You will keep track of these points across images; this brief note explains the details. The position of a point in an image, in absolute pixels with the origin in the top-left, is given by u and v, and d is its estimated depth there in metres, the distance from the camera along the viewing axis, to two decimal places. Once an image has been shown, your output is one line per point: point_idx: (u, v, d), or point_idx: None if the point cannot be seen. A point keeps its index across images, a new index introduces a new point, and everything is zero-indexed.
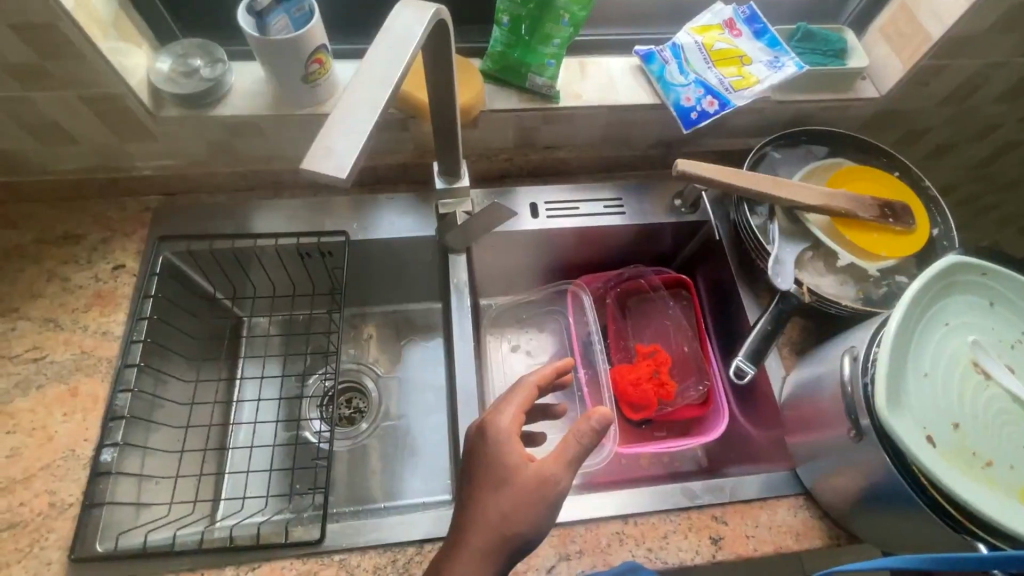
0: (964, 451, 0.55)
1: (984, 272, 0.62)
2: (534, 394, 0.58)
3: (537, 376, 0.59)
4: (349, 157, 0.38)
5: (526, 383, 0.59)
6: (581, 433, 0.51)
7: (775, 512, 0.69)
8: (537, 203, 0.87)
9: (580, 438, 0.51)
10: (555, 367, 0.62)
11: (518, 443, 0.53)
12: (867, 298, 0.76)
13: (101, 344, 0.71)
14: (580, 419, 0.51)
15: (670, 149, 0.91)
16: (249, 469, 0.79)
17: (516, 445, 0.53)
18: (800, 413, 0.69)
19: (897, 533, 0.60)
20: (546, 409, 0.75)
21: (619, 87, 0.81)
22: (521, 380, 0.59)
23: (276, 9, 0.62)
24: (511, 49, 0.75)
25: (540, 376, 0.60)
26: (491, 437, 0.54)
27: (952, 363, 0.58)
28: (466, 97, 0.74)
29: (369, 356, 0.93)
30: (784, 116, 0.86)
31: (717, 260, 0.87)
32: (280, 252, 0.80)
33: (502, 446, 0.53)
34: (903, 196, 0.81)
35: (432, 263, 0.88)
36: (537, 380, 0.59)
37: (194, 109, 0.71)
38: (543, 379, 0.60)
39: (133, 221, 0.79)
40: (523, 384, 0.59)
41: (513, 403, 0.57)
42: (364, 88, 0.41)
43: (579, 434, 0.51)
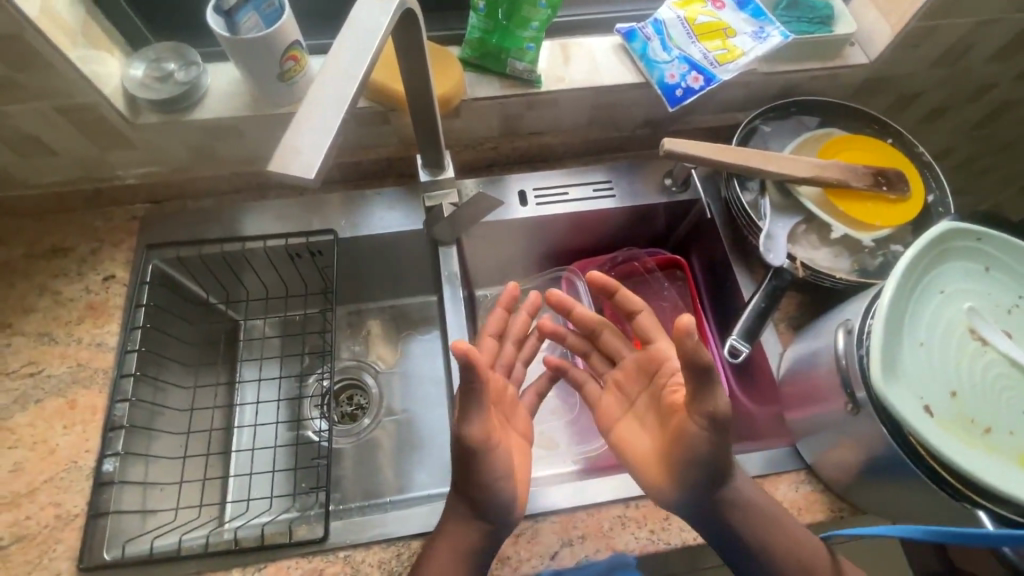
0: (963, 419, 0.54)
1: (978, 237, 0.61)
2: (503, 318, 0.67)
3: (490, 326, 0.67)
4: (315, 155, 0.37)
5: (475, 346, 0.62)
6: (470, 358, 0.47)
7: (776, 488, 0.69)
8: (525, 190, 0.86)
9: (467, 364, 0.47)
10: (516, 289, 0.67)
11: (484, 409, 0.52)
12: (863, 270, 0.75)
13: (97, 355, 0.71)
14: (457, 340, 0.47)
15: (658, 129, 0.90)
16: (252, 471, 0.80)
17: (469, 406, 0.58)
18: (797, 389, 0.68)
19: (899, 504, 0.61)
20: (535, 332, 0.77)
21: (602, 67, 0.79)
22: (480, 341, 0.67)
23: (244, 7, 0.61)
24: (489, 34, 0.74)
25: (503, 302, 0.68)
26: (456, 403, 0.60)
27: (948, 332, 0.58)
28: (445, 87, 0.73)
29: (369, 353, 0.93)
30: (772, 88, 0.84)
31: (711, 238, 0.86)
32: (270, 253, 0.80)
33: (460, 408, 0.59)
34: (898, 163, 0.79)
35: (424, 256, 0.88)
36: (503, 305, 0.67)
37: (173, 115, 0.70)
38: (508, 302, 0.67)
39: (120, 231, 0.79)
40: (489, 318, 0.68)
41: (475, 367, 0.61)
42: (330, 82, 0.40)
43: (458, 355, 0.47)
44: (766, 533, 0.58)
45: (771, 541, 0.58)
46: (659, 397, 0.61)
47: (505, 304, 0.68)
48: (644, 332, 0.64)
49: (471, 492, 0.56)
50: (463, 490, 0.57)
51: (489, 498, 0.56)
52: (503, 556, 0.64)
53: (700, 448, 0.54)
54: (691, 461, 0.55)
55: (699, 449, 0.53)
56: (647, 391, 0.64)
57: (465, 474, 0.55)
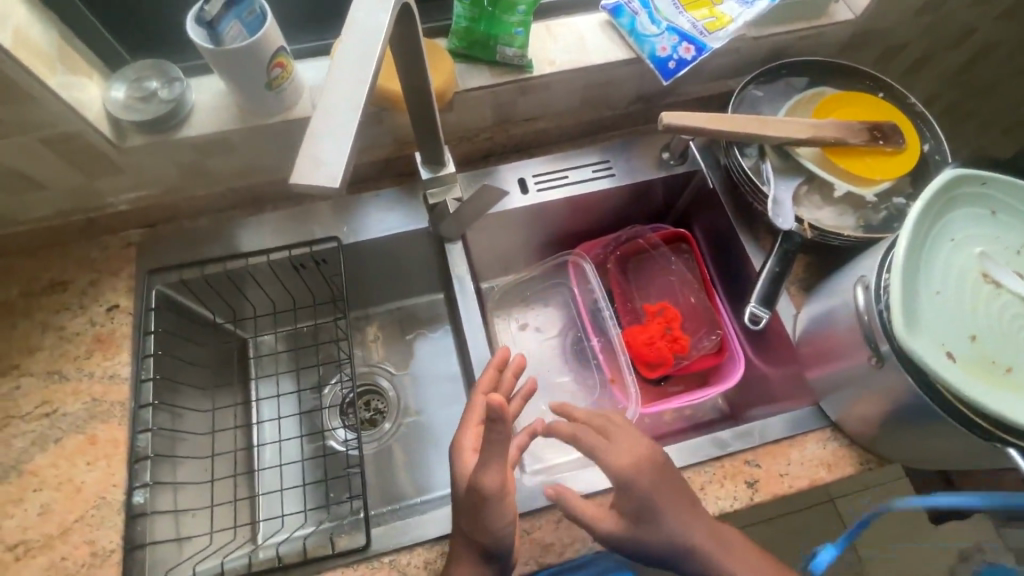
0: (984, 360, 0.55)
1: (983, 181, 0.61)
2: (494, 377, 0.66)
3: (480, 391, 0.66)
4: (338, 163, 0.36)
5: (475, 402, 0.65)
6: (503, 414, 0.42)
7: (804, 447, 0.70)
8: (524, 178, 0.85)
9: (501, 417, 0.43)
10: (510, 351, 0.66)
11: None
12: (868, 225, 0.76)
13: (111, 388, 0.69)
14: (490, 393, 0.42)
15: (651, 103, 0.89)
16: (282, 487, 0.79)
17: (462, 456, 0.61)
18: (816, 347, 0.69)
19: (925, 450, 0.62)
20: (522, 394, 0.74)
21: (592, 45, 0.78)
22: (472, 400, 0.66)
23: (225, 16, 0.59)
24: (476, 23, 0.72)
25: (495, 362, 0.67)
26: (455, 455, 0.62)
27: (962, 278, 0.58)
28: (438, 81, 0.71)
29: (376, 356, 0.93)
30: (762, 51, 0.84)
31: (713, 209, 0.87)
32: (274, 266, 0.78)
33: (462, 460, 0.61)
34: (891, 116, 0.80)
35: (429, 256, 0.87)
36: (494, 365, 0.67)
37: (160, 135, 0.68)
38: (499, 362, 0.67)
39: (118, 260, 0.77)
40: (480, 379, 0.67)
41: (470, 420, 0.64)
42: (341, 87, 0.39)
43: (489, 409, 0.42)
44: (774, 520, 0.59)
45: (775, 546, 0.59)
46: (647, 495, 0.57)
47: (495, 364, 0.67)
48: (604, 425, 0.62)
49: (470, 523, 0.56)
50: (469, 518, 0.55)
51: (489, 532, 0.55)
52: (547, 543, 0.65)
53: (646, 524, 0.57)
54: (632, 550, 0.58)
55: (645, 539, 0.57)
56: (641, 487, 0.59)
57: (471, 507, 0.54)
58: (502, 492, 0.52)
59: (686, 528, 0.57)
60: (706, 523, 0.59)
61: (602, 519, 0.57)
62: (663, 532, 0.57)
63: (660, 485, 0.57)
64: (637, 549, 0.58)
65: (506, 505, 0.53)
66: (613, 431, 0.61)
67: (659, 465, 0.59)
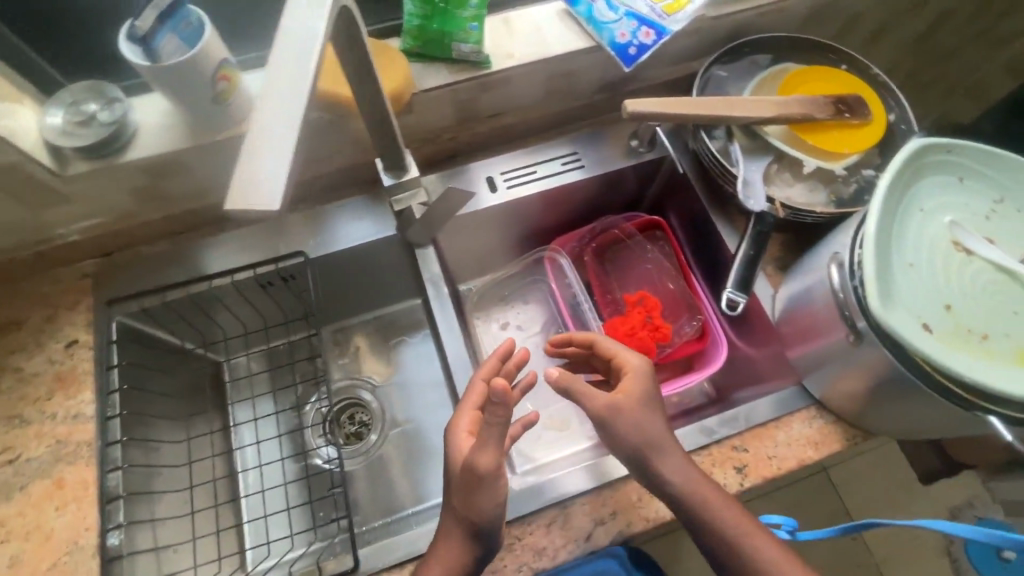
0: (960, 329, 0.55)
1: (947, 149, 0.61)
2: (495, 365, 0.65)
3: (482, 373, 0.65)
4: (275, 182, 0.33)
5: (475, 384, 0.64)
6: (507, 397, 0.46)
7: (791, 428, 0.70)
8: (492, 176, 0.83)
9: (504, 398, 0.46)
10: (515, 344, 0.65)
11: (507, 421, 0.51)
12: (839, 199, 0.75)
13: (76, 428, 0.66)
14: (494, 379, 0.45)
15: (615, 92, 0.87)
16: (277, 509, 0.78)
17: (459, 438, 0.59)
18: (795, 326, 0.69)
19: (910, 422, 0.62)
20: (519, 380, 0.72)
21: (551, 37, 0.75)
22: (471, 383, 0.65)
23: (160, 29, 0.55)
24: (429, 20, 0.69)
25: (497, 352, 0.66)
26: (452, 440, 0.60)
27: (933, 248, 0.58)
28: (392, 83, 0.68)
29: (357, 370, 0.91)
30: (723, 30, 0.82)
31: (686, 194, 0.86)
32: (240, 286, 0.76)
33: (458, 444, 0.59)
34: (856, 88, 0.79)
35: (402, 263, 0.85)
36: (497, 354, 0.66)
37: (105, 160, 0.65)
38: (503, 352, 0.66)
39: (75, 292, 0.74)
40: (482, 365, 0.66)
41: (466, 405, 0.62)
42: (273, 103, 0.36)
43: (493, 393, 0.46)
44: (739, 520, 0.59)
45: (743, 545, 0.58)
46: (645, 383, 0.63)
47: (500, 354, 0.66)
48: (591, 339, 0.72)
49: (458, 500, 0.56)
50: (458, 493, 0.56)
51: (477, 511, 0.55)
52: (540, 547, 0.63)
53: (646, 437, 0.61)
54: (609, 439, 0.62)
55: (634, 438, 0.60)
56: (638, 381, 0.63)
57: (465, 486, 0.54)
58: (501, 471, 0.53)
59: (666, 431, 0.62)
60: (697, 484, 0.60)
61: (586, 399, 0.61)
62: (654, 429, 0.61)
63: (644, 387, 0.63)
64: (624, 431, 0.60)
65: (501, 486, 0.54)
66: (602, 346, 0.69)
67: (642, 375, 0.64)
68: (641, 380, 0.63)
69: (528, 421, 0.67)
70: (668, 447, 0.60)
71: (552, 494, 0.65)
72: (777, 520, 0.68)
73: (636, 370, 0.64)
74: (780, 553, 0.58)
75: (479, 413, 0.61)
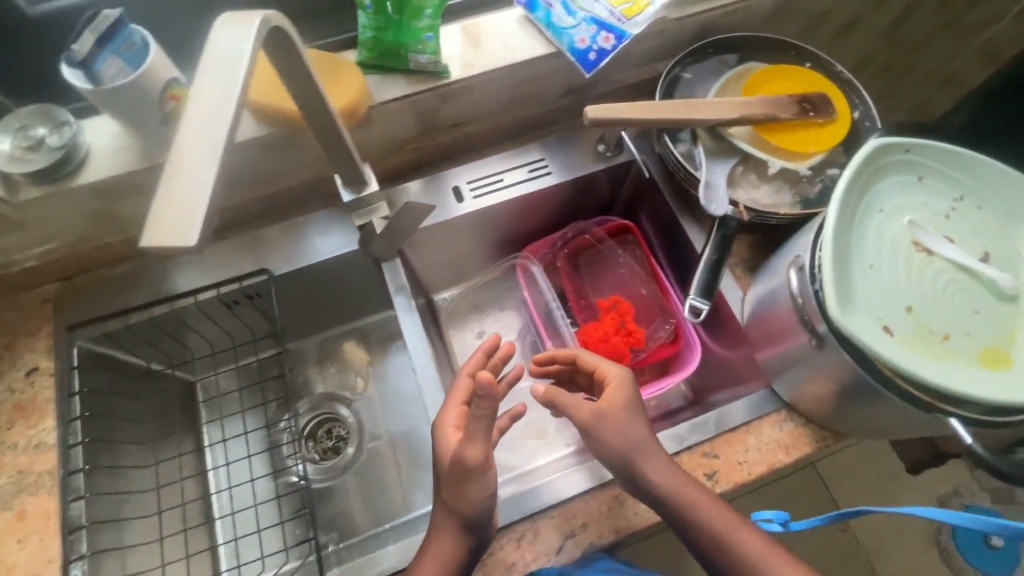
0: (921, 331, 0.55)
1: (907, 148, 0.60)
2: (481, 360, 0.66)
3: (467, 368, 0.65)
4: (189, 214, 0.32)
5: (460, 378, 0.65)
6: (492, 389, 0.46)
7: (761, 432, 0.69)
8: (459, 186, 0.82)
9: (489, 392, 0.47)
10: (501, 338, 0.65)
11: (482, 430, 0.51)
12: (805, 200, 0.75)
13: (38, 458, 0.65)
14: (479, 371, 0.46)
15: (580, 96, 0.86)
16: (260, 526, 0.78)
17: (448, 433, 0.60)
18: (762, 329, 0.69)
19: (877, 424, 0.62)
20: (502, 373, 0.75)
21: (511, 43, 0.74)
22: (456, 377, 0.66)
23: (101, 53, 0.54)
24: (383, 32, 0.68)
25: (484, 348, 0.66)
26: (441, 436, 0.60)
27: (894, 248, 0.58)
28: (341, 102, 0.66)
29: (332, 385, 0.92)
30: (687, 31, 0.81)
31: (655, 197, 0.86)
32: (203, 306, 0.75)
33: (445, 440, 0.59)
34: (820, 86, 0.79)
35: (370, 277, 0.84)
36: (482, 350, 0.66)
37: (55, 184, 0.64)
38: (488, 348, 0.66)
39: (35, 318, 0.73)
40: (468, 359, 0.66)
41: (453, 399, 0.63)
42: (192, 129, 0.35)
43: (478, 385, 0.47)
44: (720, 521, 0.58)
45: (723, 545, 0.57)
46: (628, 391, 0.63)
47: (485, 349, 0.66)
48: (572, 356, 0.71)
49: (448, 492, 0.57)
50: (448, 485, 0.57)
51: (467, 502, 0.56)
52: (510, 562, 0.63)
53: (633, 443, 0.60)
54: (596, 447, 0.61)
55: (620, 442, 0.60)
56: (621, 391, 0.62)
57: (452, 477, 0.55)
58: (488, 463, 0.54)
59: (650, 435, 0.61)
60: (687, 484, 0.60)
61: (571, 410, 0.62)
62: (638, 435, 0.60)
63: (626, 394, 0.62)
64: (607, 440, 0.60)
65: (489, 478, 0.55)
66: (585, 359, 0.69)
67: (624, 384, 0.63)
68: (623, 390, 0.62)
69: (513, 413, 0.65)
70: (654, 450, 0.60)
71: (552, 499, 0.65)
72: (768, 514, 0.66)
73: (618, 380, 0.64)
74: (767, 548, 0.57)
75: (466, 408, 0.62)
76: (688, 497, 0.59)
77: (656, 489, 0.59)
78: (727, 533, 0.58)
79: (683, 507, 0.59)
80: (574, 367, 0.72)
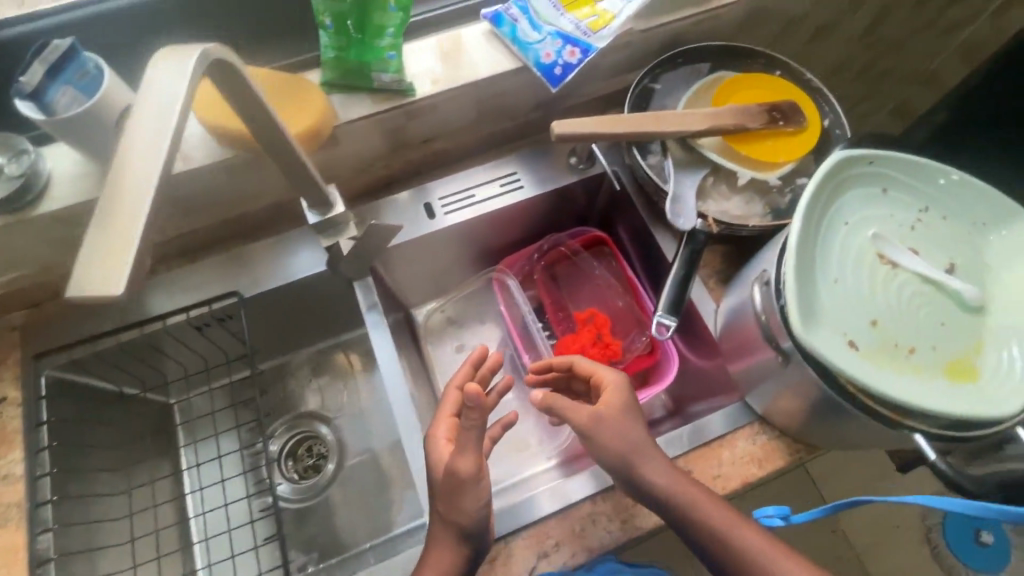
0: (886, 344, 0.54)
1: (870, 160, 0.60)
2: (469, 372, 0.65)
3: (457, 380, 0.66)
4: (115, 260, 0.32)
5: (450, 390, 0.65)
6: (480, 399, 0.48)
7: (735, 446, 0.69)
8: (430, 202, 0.82)
9: (478, 404, 0.49)
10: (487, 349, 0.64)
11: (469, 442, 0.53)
12: (776, 210, 0.75)
13: (5, 490, 0.65)
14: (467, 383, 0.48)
15: (551, 109, 0.86)
16: (235, 552, 0.78)
17: (441, 446, 0.60)
18: (733, 342, 0.69)
19: (847, 437, 0.62)
20: (494, 384, 0.75)
21: (476, 58, 0.74)
22: (446, 390, 0.66)
23: (52, 83, 0.54)
24: (346, 52, 0.67)
25: (471, 360, 0.65)
26: (435, 450, 0.60)
27: (859, 262, 0.58)
28: (296, 125, 0.64)
29: (310, 404, 0.91)
30: (656, 42, 0.80)
31: (628, 209, 0.85)
32: (173, 330, 0.74)
33: (438, 453, 0.59)
34: (791, 94, 0.78)
35: (345, 295, 0.84)
36: (470, 362, 0.65)
37: (16, 214, 0.63)
38: (476, 360, 0.65)
39: (5, 347, 0.73)
40: (456, 372, 0.66)
41: (445, 411, 0.63)
42: (127, 173, 0.34)
43: (467, 397, 0.48)
44: (720, 522, 0.57)
45: (722, 546, 0.56)
46: (623, 396, 0.63)
47: (472, 361, 0.66)
48: (568, 362, 0.69)
49: (444, 504, 0.57)
50: (443, 498, 0.56)
51: (463, 513, 0.56)
52: None
53: (630, 444, 0.60)
54: (596, 450, 0.62)
55: (621, 443, 0.60)
56: (616, 395, 0.63)
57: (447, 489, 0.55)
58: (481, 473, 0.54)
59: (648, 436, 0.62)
60: (684, 483, 0.59)
61: (570, 415, 0.61)
62: (635, 434, 0.61)
63: (621, 397, 0.63)
64: (604, 443, 0.60)
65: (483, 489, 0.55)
66: (581, 365, 0.68)
67: (618, 389, 0.63)
68: (619, 394, 0.63)
69: (506, 421, 0.64)
70: (651, 450, 0.60)
71: (551, 506, 0.65)
72: (770, 509, 0.66)
73: (613, 385, 0.64)
74: (764, 541, 0.56)
75: (456, 420, 0.62)
76: (686, 495, 0.59)
77: (655, 486, 0.59)
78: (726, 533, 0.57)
79: (681, 508, 0.58)
80: (569, 373, 0.71)
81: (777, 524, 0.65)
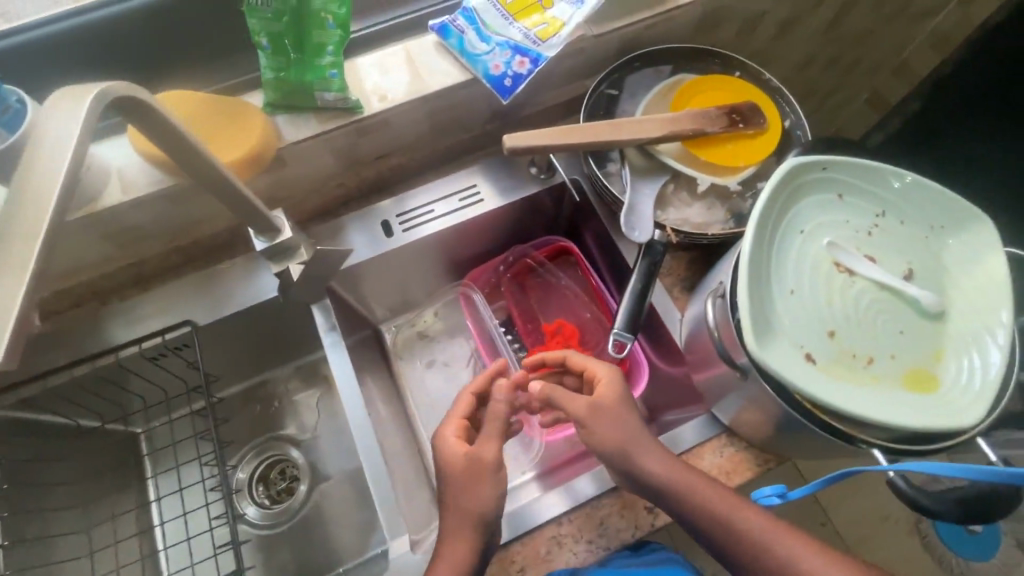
0: (843, 356, 0.53)
1: (824, 166, 0.58)
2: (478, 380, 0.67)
3: (469, 386, 0.67)
4: None
5: (461, 395, 0.66)
6: None
7: (702, 459, 0.68)
8: (388, 220, 0.80)
9: None
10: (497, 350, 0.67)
11: None
12: (738, 215, 0.73)
13: None
14: None
15: (508, 119, 0.84)
16: None
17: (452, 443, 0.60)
18: (696, 354, 0.67)
19: (810, 449, 0.61)
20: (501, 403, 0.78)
21: (424, 71, 0.72)
22: (457, 395, 0.67)
23: None
24: (285, 71, 0.65)
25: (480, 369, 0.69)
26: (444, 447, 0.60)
27: (815, 271, 0.56)
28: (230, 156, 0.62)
29: (278, 427, 0.89)
30: (612, 47, 0.78)
31: (592, 218, 0.84)
32: (126, 362, 0.72)
33: (448, 450, 0.59)
34: (750, 95, 0.77)
35: (306, 318, 0.82)
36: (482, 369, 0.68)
37: None
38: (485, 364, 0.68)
39: None
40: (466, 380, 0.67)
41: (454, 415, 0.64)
42: (14, 226, 0.33)
43: None
44: (719, 508, 0.56)
45: (722, 530, 0.55)
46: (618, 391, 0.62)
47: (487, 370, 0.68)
48: (562, 357, 0.69)
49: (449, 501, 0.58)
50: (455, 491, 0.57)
51: (461, 516, 0.56)
52: None
53: (628, 437, 0.59)
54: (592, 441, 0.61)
55: (622, 430, 0.60)
56: (609, 389, 0.62)
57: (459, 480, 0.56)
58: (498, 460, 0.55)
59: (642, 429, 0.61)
60: (685, 472, 0.58)
61: (566, 404, 0.62)
62: (631, 424, 0.60)
63: (618, 390, 0.62)
64: (596, 439, 0.60)
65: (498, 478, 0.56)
66: (574, 360, 0.68)
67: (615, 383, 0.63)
68: (613, 387, 0.62)
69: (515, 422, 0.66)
70: (647, 440, 0.59)
71: (561, 506, 0.65)
72: (766, 488, 0.62)
73: (607, 380, 0.63)
74: (767, 519, 0.55)
75: (465, 422, 0.63)
76: (684, 481, 0.58)
77: (649, 471, 0.58)
78: (725, 521, 0.55)
79: (677, 496, 0.57)
80: (563, 368, 0.71)
81: (775, 503, 0.62)
